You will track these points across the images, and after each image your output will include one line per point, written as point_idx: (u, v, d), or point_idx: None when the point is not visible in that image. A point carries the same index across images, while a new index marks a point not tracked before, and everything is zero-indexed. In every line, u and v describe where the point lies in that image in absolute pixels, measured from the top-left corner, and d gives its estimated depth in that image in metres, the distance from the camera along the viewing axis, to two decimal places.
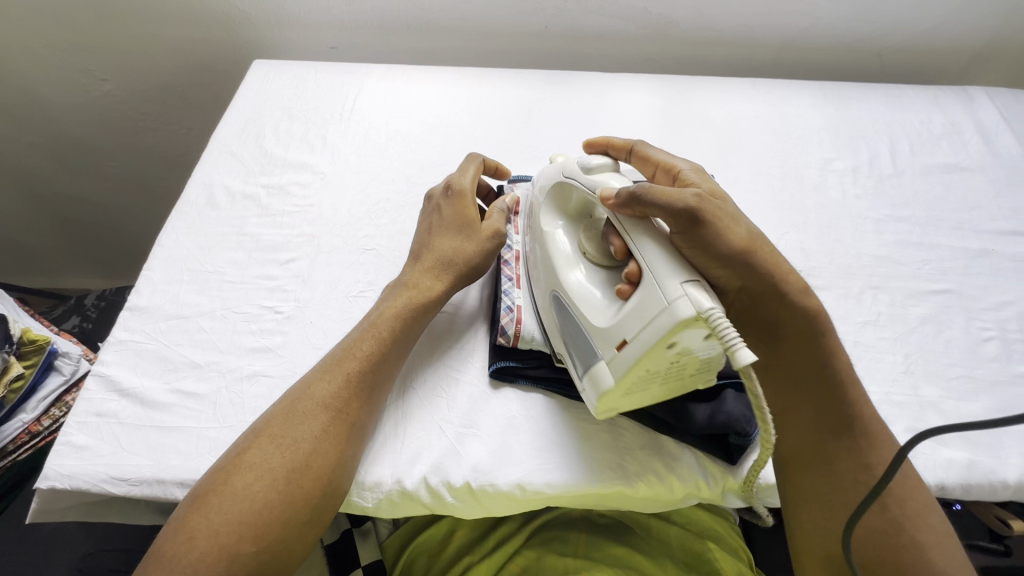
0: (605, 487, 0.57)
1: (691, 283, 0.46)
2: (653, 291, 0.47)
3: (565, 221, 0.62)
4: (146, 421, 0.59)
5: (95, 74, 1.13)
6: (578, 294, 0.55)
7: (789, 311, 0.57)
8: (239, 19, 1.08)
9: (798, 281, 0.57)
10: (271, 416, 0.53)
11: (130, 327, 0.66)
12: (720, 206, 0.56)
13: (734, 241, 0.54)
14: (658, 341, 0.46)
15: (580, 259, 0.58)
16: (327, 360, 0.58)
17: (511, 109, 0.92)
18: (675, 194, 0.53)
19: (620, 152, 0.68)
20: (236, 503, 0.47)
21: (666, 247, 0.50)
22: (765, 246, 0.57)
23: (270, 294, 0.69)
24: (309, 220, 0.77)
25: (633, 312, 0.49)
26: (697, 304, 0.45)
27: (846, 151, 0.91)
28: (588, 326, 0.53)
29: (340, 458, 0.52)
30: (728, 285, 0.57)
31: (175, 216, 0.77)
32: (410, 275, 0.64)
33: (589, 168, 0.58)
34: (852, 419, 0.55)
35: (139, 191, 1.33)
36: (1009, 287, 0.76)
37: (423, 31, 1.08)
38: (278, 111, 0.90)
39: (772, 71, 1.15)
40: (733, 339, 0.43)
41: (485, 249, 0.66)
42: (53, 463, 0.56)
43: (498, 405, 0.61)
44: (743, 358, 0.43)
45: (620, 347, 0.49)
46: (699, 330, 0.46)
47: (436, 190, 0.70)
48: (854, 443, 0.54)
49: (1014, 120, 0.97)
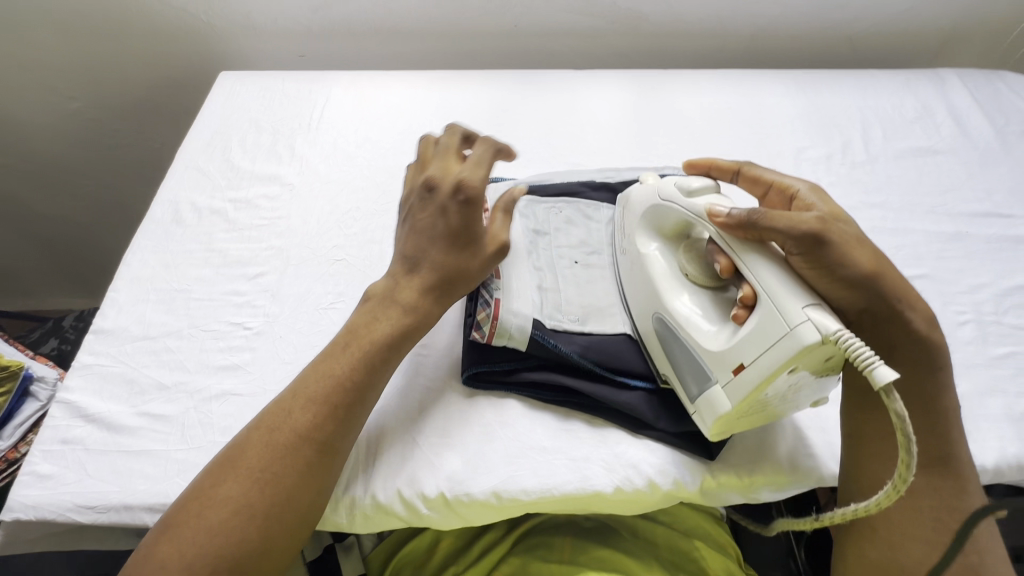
0: (581, 493, 0.56)
1: (813, 309, 0.46)
2: (774, 316, 0.47)
3: (662, 243, 0.60)
4: (112, 446, 0.58)
5: (61, 92, 1.11)
6: (686, 319, 0.54)
7: (911, 335, 0.51)
8: (205, 31, 1.06)
9: (924, 311, 0.52)
10: (245, 443, 0.49)
11: (95, 351, 0.65)
12: (846, 228, 0.51)
13: (863, 265, 0.50)
14: (782, 365, 0.46)
15: (681, 283, 0.57)
16: (304, 381, 0.53)
17: (480, 111, 0.92)
18: (796, 216, 0.50)
19: (725, 174, 0.62)
20: (210, 539, 0.45)
21: (788, 272, 0.48)
22: (892, 270, 0.52)
23: (239, 310, 0.68)
24: (277, 233, 0.76)
25: (751, 336, 0.48)
26: (823, 327, 0.44)
27: (819, 139, 0.91)
28: (700, 350, 0.52)
29: (318, 489, 0.50)
30: (850, 311, 0.51)
31: (140, 235, 0.75)
32: (402, 290, 0.58)
33: (691, 191, 0.56)
34: (948, 455, 0.50)
35: (112, 207, 1.31)
36: (983, 269, 0.76)
37: (392, 36, 1.07)
38: (245, 122, 0.89)
39: (745, 60, 1.14)
40: (869, 358, 0.42)
41: (488, 268, 0.59)
42: (18, 494, 0.55)
43: (471, 413, 0.60)
44: (881, 378, 0.41)
45: (738, 371, 0.49)
46: (823, 353, 0.45)
47: (440, 181, 0.60)
48: (949, 480, 0.50)
49: (985, 101, 0.97)
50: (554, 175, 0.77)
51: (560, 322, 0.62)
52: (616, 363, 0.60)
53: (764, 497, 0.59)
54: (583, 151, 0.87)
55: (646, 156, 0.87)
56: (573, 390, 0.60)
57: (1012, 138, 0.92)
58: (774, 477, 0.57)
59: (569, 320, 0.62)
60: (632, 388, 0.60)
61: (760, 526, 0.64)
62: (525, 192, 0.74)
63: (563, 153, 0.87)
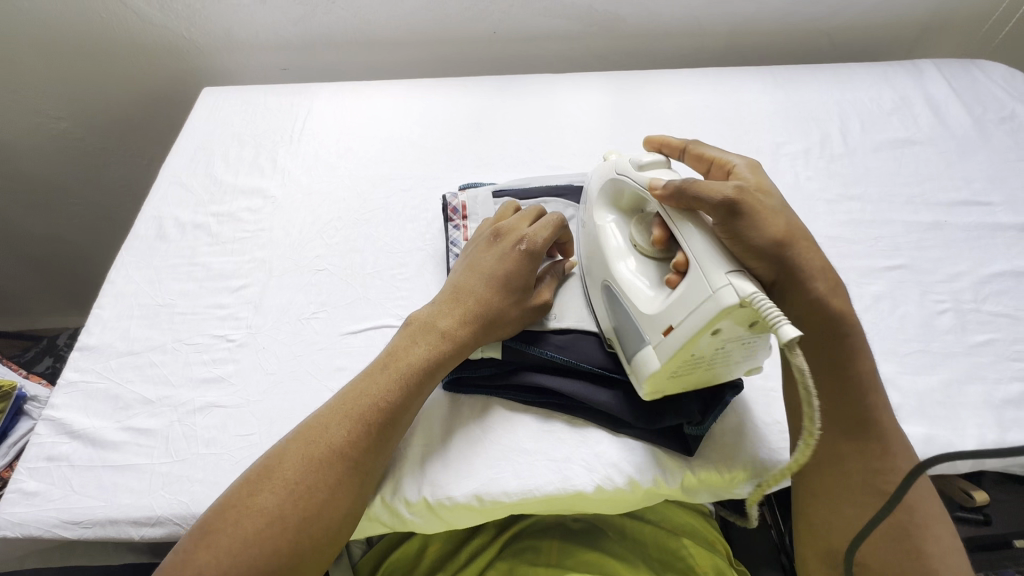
0: (563, 494, 0.56)
1: (735, 273, 0.46)
2: (699, 279, 0.47)
3: (618, 216, 0.61)
4: (98, 462, 0.59)
5: (49, 113, 1.12)
6: (628, 284, 0.55)
7: (813, 304, 0.53)
8: (188, 48, 1.08)
9: (834, 281, 0.54)
10: (284, 454, 0.49)
11: (80, 367, 0.66)
12: (764, 201, 0.53)
13: (775, 237, 0.51)
14: (703, 327, 0.46)
15: (630, 252, 0.58)
16: (339, 399, 0.53)
17: (460, 118, 0.92)
18: (715, 184, 0.51)
19: (673, 151, 0.63)
20: (242, 550, 0.43)
21: (711, 238, 0.49)
22: (807, 240, 0.54)
23: (222, 323, 0.69)
24: (259, 245, 0.76)
25: (680, 298, 0.49)
26: (740, 291, 0.44)
27: (798, 134, 0.91)
28: (636, 312, 0.53)
29: (347, 509, 0.48)
30: (765, 280, 0.53)
31: (124, 252, 0.76)
32: (449, 321, 0.58)
33: (642, 165, 0.57)
34: (870, 419, 0.52)
35: (104, 225, 1.32)
36: (961, 258, 0.77)
37: (373, 46, 1.08)
38: (228, 137, 0.90)
39: (725, 57, 1.15)
40: (775, 317, 0.42)
41: (527, 316, 0.61)
42: (4, 512, 0.56)
43: (452, 416, 0.61)
44: (784, 335, 0.41)
45: (667, 333, 0.50)
46: (744, 315, 0.46)
47: (507, 231, 0.64)
48: (873, 443, 0.51)
49: (963, 91, 0.97)
50: (532, 178, 0.78)
51: (538, 326, 0.63)
52: (594, 364, 0.61)
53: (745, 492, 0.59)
54: (563, 154, 0.88)
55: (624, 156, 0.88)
56: (553, 390, 0.61)
57: (989, 126, 0.92)
58: (753, 472, 0.58)
59: (547, 320, 0.63)
60: (611, 386, 0.60)
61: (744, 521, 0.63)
62: (503, 195, 0.75)
63: (543, 156, 0.88)
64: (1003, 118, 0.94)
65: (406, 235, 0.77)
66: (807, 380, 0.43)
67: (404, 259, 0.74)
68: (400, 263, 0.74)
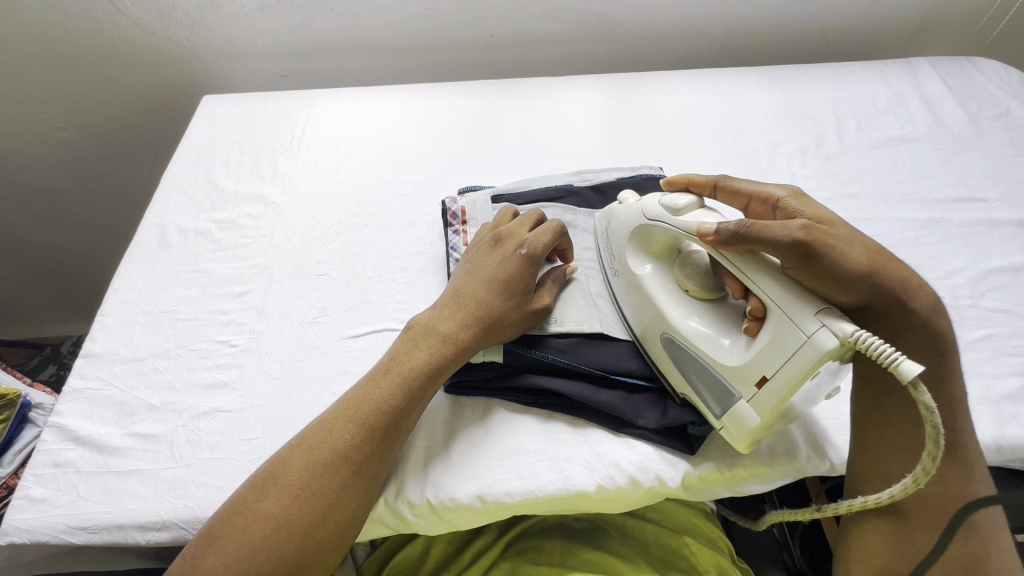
0: (565, 493, 0.57)
1: (824, 313, 0.47)
2: (788, 327, 0.48)
3: (655, 262, 0.61)
4: (104, 467, 0.59)
5: (51, 123, 1.13)
6: (698, 336, 0.55)
7: (915, 323, 0.52)
8: (186, 55, 1.08)
9: (929, 297, 0.53)
10: (288, 459, 0.49)
11: (85, 374, 0.66)
12: (832, 228, 0.52)
13: (861, 263, 0.50)
14: (805, 374, 0.47)
15: (683, 299, 0.58)
16: (342, 404, 0.54)
17: (459, 122, 0.93)
18: (780, 224, 0.50)
19: (702, 189, 0.62)
20: (251, 555, 0.44)
21: (789, 283, 0.49)
22: (893, 259, 0.52)
23: (225, 328, 0.70)
24: (261, 251, 0.77)
25: (768, 348, 0.49)
26: (840, 331, 0.45)
27: (794, 133, 0.92)
28: (720, 367, 0.53)
29: (352, 513, 0.49)
30: (855, 306, 0.52)
31: (127, 259, 0.77)
32: (450, 325, 0.59)
33: (677, 209, 0.56)
34: (954, 442, 0.51)
35: (106, 232, 1.33)
36: (959, 255, 0.77)
37: (369, 52, 1.09)
38: (229, 144, 0.91)
39: (720, 58, 1.16)
40: (892, 354, 0.43)
41: (528, 320, 0.61)
42: (11, 518, 0.56)
43: (455, 418, 0.61)
44: (908, 372, 0.43)
45: (762, 384, 0.50)
46: (843, 352, 0.47)
47: (507, 236, 0.65)
48: (956, 468, 0.51)
49: (957, 88, 0.98)
50: (531, 182, 0.79)
51: (538, 329, 0.63)
52: (597, 365, 0.61)
53: (749, 489, 0.60)
54: (561, 156, 0.89)
55: (623, 157, 0.88)
56: (556, 392, 0.61)
57: (984, 123, 0.93)
58: (754, 469, 0.58)
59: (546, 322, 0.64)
60: (611, 387, 0.61)
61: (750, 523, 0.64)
62: (503, 200, 0.76)
63: (542, 160, 0.88)
64: (998, 115, 0.94)
65: (406, 239, 0.78)
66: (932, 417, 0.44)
67: (405, 263, 0.75)
68: (400, 267, 0.75)
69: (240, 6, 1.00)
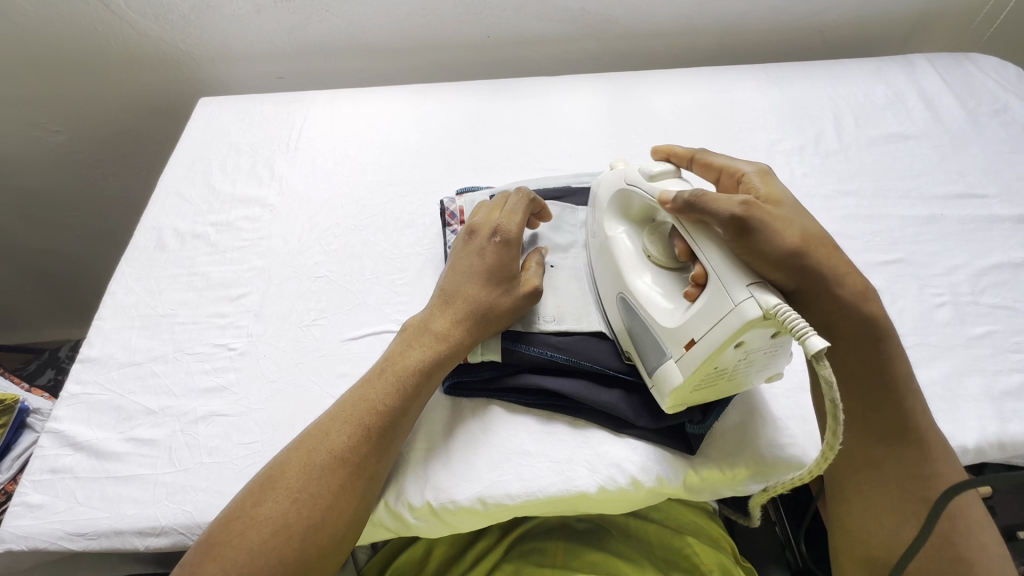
0: (567, 494, 0.56)
1: (755, 284, 0.46)
2: (720, 294, 0.48)
3: (629, 226, 0.61)
4: (102, 472, 0.59)
5: (46, 126, 1.12)
6: (644, 296, 0.55)
7: (837, 311, 0.53)
8: (182, 57, 1.08)
9: (858, 285, 0.53)
10: (285, 462, 0.49)
11: (82, 379, 0.66)
12: (775, 209, 0.53)
13: (789, 244, 0.51)
14: (725, 342, 0.47)
15: (645, 264, 0.58)
16: (339, 404, 0.54)
17: (457, 122, 0.93)
18: (725, 198, 0.50)
19: (682, 160, 0.63)
20: (250, 562, 0.43)
21: (726, 253, 0.49)
22: (824, 245, 0.53)
23: (223, 332, 0.69)
24: (259, 254, 0.77)
25: (701, 312, 0.49)
26: (763, 304, 0.45)
27: (793, 131, 0.92)
28: (656, 326, 0.53)
29: (352, 514, 0.49)
30: (783, 287, 0.52)
31: (124, 262, 0.77)
32: (439, 322, 0.59)
33: (651, 175, 0.57)
34: (907, 426, 0.51)
35: (104, 237, 1.33)
36: (959, 251, 0.77)
37: (366, 53, 1.08)
38: (226, 146, 0.90)
39: (718, 56, 1.15)
40: (802, 328, 0.42)
41: (519, 305, 0.61)
42: (8, 525, 0.56)
43: (454, 419, 0.61)
44: (813, 346, 0.41)
45: (689, 346, 0.50)
46: (767, 326, 0.46)
47: (480, 226, 0.65)
48: (907, 445, 0.51)
49: (955, 85, 0.98)
50: (529, 182, 0.78)
51: (530, 325, 0.63)
52: (593, 363, 0.61)
53: (746, 490, 0.59)
54: (559, 156, 0.88)
55: (620, 157, 0.88)
56: (554, 391, 0.61)
57: (983, 119, 0.93)
58: (756, 467, 0.58)
59: (544, 321, 0.63)
60: (612, 386, 0.61)
61: (748, 520, 0.62)
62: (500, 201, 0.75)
63: (539, 159, 0.88)
64: (996, 111, 0.94)
65: (404, 240, 0.77)
66: (836, 398, 0.42)
67: (403, 264, 0.75)
68: (398, 268, 0.74)
69: (236, 8, 1.00)
